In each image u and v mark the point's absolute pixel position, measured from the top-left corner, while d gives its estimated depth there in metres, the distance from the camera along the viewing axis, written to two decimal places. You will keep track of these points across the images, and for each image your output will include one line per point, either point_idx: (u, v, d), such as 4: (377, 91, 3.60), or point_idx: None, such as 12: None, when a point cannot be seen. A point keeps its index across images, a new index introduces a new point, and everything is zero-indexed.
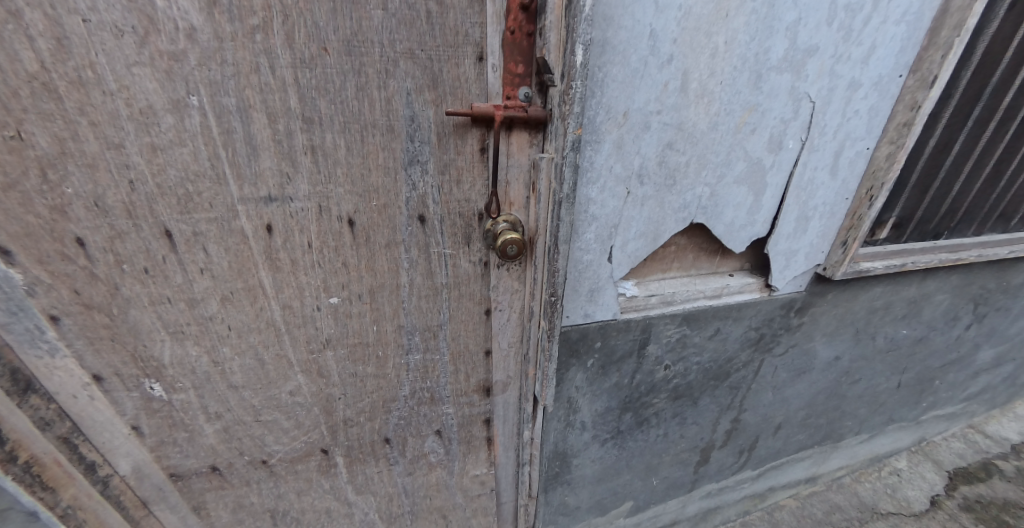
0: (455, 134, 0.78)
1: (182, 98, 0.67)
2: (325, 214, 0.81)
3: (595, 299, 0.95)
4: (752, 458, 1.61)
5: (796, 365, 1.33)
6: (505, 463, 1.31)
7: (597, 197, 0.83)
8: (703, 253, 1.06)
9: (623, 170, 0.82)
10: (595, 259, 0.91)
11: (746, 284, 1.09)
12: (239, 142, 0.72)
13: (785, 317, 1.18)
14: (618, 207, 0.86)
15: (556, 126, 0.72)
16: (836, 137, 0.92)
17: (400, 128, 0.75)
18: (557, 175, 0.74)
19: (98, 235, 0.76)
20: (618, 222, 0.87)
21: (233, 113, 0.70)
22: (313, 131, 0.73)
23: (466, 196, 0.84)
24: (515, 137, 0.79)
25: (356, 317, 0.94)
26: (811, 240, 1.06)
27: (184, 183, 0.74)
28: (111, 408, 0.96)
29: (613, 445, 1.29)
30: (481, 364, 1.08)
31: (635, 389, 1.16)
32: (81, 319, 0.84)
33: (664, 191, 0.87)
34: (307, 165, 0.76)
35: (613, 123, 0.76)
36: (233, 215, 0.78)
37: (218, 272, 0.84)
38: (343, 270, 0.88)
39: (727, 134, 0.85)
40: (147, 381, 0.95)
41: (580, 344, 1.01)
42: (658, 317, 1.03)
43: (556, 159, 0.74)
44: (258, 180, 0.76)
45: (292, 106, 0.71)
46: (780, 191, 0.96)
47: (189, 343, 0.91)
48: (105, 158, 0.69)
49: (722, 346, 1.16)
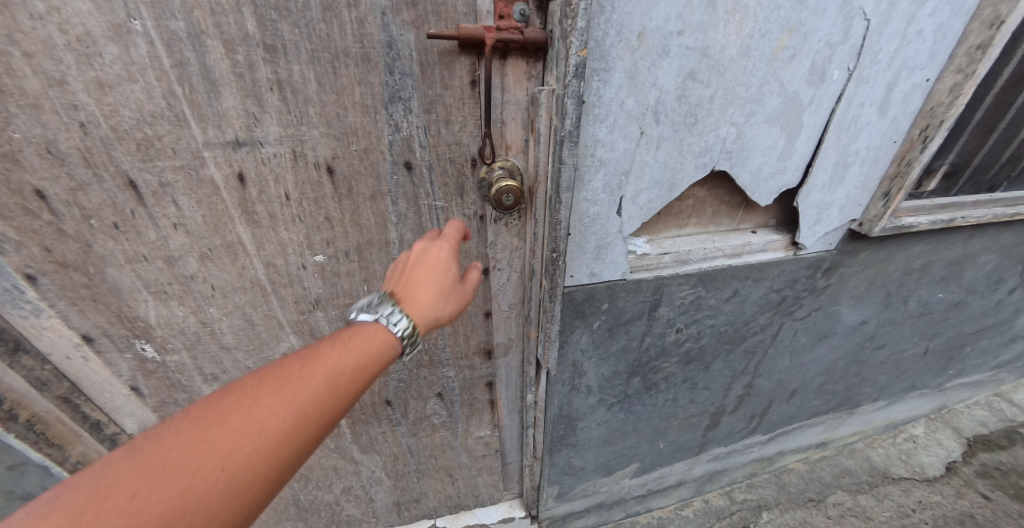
0: (441, 63, 0.67)
1: (123, 22, 0.59)
2: (301, 161, 0.73)
3: (602, 256, 0.87)
4: (763, 423, 1.56)
5: (819, 329, 1.24)
6: (510, 424, 1.29)
7: (605, 138, 0.72)
8: (724, 206, 0.96)
9: (636, 106, 0.70)
10: (602, 211, 0.82)
11: (771, 241, 0.98)
12: (195, 76, 0.64)
13: (811, 278, 1.08)
14: (629, 150, 0.75)
15: (558, 48, 0.61)
16: (891, 65, 0.78)
17: (377, 58, 0.65)
18: (558, 109, 0.64)
19: (58, 186, 0.70)
20: (630, 168, 0.77)
21: (184, 40, 0.61)
22: (277, 61, 0.64)
23: (457, 139, 0.75)
24: (510, 67, 0.69)
25: (345, 276, 0.88)
26: (851, 191, 0.94)
27: (142, 126, 0.67)
28: (106, 369, 0.94)
29: (619, 409, 1.24)
30: (480, 326, 1.02)
31: (644, 353, 1.09)
32: (59, 279, 0.80)
33: (684, 132, 0.76)
34: (275, 103, 0.67)
35: (627, 46, 0.65)
36: (200, 162, 0.71)
37: (193, 227, 0.78)
38: (326, 224, 0.81)
39: (761, 62, 0.72)
40: (138, 341, 0.91)
41: (586, 305, 0.94)
42: (671, 276, 0.94)
43: (557, 88, 0.63)
44: (222, 121, 0.68)
45: (249, 31, 0.61)
46: (819, 132, 0.83)
47: (174, 303, 0.87)
48: (48, 96, 0.62)
49: (740, 308, 1.07)
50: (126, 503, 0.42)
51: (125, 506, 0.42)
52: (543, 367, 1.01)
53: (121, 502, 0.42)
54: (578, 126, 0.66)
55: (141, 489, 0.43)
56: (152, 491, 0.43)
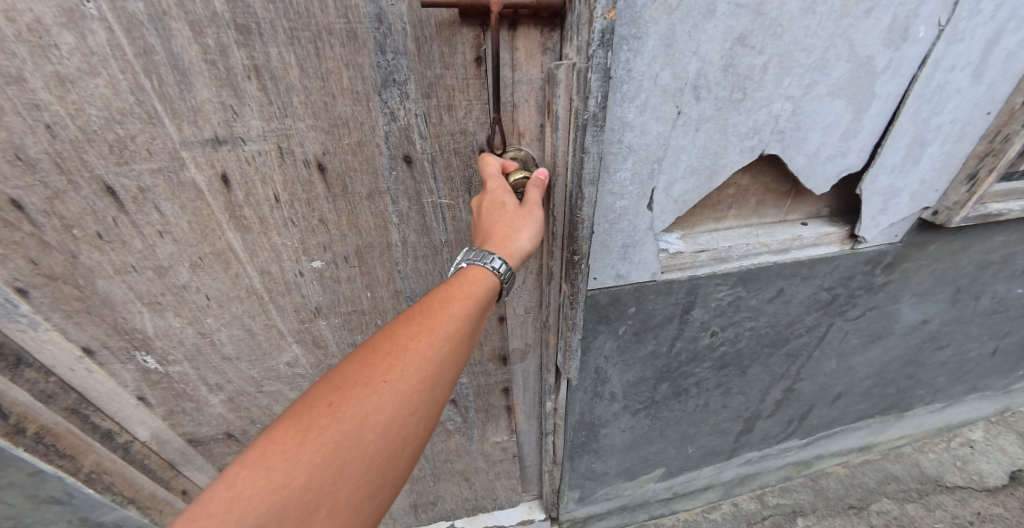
0: (439, 38, 0.58)
1: (75, 5, 0.50)
2: (288, 158, 0.65)
3: (629, 256, 0.77)
4: (802, 427, 1.43)
5: (872, 330, 1.10)
6: (527, 430, 1.21)
7: (635, 120, 0.62)
8: (770, 195, 0.83)
9: (672, 80, 0.59)
10: (630, 205, 0.71)
11: (824, 234, 0.86)
12: (163, 66, 0.56)
13: (868, 274, 0.95)
14: (662, 134, 0.64)
15: (579, 11, 0.51)
16: (993, 16, 0.64)
17: (366, 35, 0.56)
18: (580, 87, 0.53)
19: (33, 194, 0.64)
20: (663, 154, 0.66)
21: (145, 23, 0.53)
22: (252, 44, 0.55)
23: (461, 127, 0.66)
24: (521, 39, 0.58)
25: (345, 281, 0.83)
26: (926, 173, 0.80)
27: (112, 125, 0.60)
28: (111, 381, 0.90)
29: (645, 415, 1.15)
30: (494, 330, 0.94)
31: (674, 357, 0.99)
32: (50, 291, 0.74)
33: (728, 109, 0.64)
34: (254, 93, 0.59)
35: (663, 6, 0.53)
36: (179, 163, 0.65)
37: (180, 235, 0.72)
38: (321, 227, 0.74)
39: (829, 19, 0.59)
40: (138, 353, 0.87)
41: (610, 309, 0.84)
42: (707, 277, 0.83)
43: (579, 60, 0.52)
44: (198, 117, 0.60)
45: (217, 9, 0.52)
46: (892, 104, 0.70)
47: (170, 314, 0.82)
48: (6, 96, 0.55)
49: (784, 308, 0.95)
50: (329, 408, 0.51)
51: (327, 412, 0.51)
52: (563, 376, 0.93)
53: (325, 407, 0.51)
54: (603, 106, 0.55)
55: (334, 398, 0.52)
56: (342, 399, 0.51)
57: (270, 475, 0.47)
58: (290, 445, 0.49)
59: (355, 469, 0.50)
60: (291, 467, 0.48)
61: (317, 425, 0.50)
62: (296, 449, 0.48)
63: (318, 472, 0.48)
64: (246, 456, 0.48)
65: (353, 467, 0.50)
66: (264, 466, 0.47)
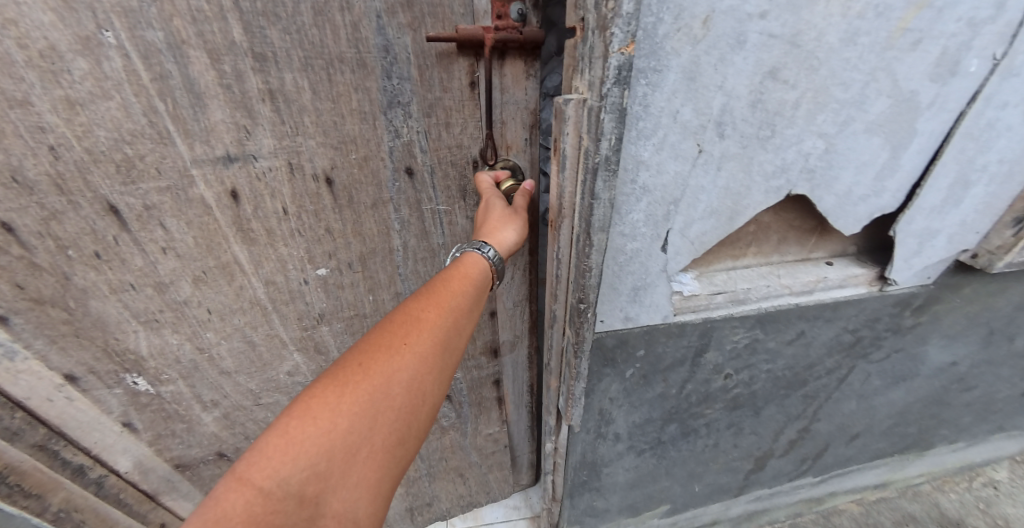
0: (439, 66, 0.63)
1: (92, 34, 0.52)
2: (298, 174, 0.67)
3: (639, 298, 0.75)
4: (816, 465, 1.38)
5: (897, 372, 1.06)
6: (518, 419, 1.25)
7: (651, 158, 0.61)
8: (793, 233, 0.82)
9: (694, 115, 0.59)
10: (643, 247, 0.69)
11: (851, 275, 0.84)
12: (177, 89, 0.57)
13: (896, 316, 0.92)
14: (681, 172, 0.63)
15: (591, 43, 0.50)
16: None
17: (373, 62, 0.61)
18: (592, 126, 0.52)
19: (27, 216, 0.62)
20: (681, 195, 0.65)
21: (163, 52, 0.54)
22: (267, 70, 0.58)
23: (457, 141, 0.71)
24: (509, 67, 0.65)
25: (348, 288, 0.82)
26: (967, 215, 0.79)
27: (120, 145, 0.59)
28: (93, 410, 0.84)
29: (651, 454, 1.10)
30: (486, 325, 1.00)
31: (684, 399, 0.96)
32: (35, 317, 0.71)
33: (755, 146, 0.63)
34: (266, 114, 0.61)
35: (686, 37, 0.53)
36: (188, 181, 0.65)
37: (184, 250, 0.71)
38: (327, 237, 0.75)
39: (872, 50, 0.58)
40: (128, 375, 0.83)
41: (618, 351, 0.81)
42: (723, 320, 0.81)
43: (591, 99, 0.51)
44: (210, 137, 0.61)
45: (236, 39, 0.55)
46: (937, 140, 0.69)
47: (167, 332, 0.80)
48: (9, 118, 0.54)
49: (804, 350, 0.93)
50: (360, 367, 0.54)
51: (360, 370, 0.54)
52: (565, 422, 0.89)
53: (357, 365, 0.54)
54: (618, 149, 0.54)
55: (364, 358, 0.55)
56: (371, 359, 0.55)
57: (315, 424, 0.50)
58: (330, 398, 0.52)
59: (388, 418, 0.54)
60: (334, 415, 0.51)
61: (351, 381, 0.53)
62: (336, 401, 0.52)
63: (357, 419, 0.52)
64: (290, 408, 0.51)
65: (386, 416, 0.53)
66: (310, 415, 0.51)
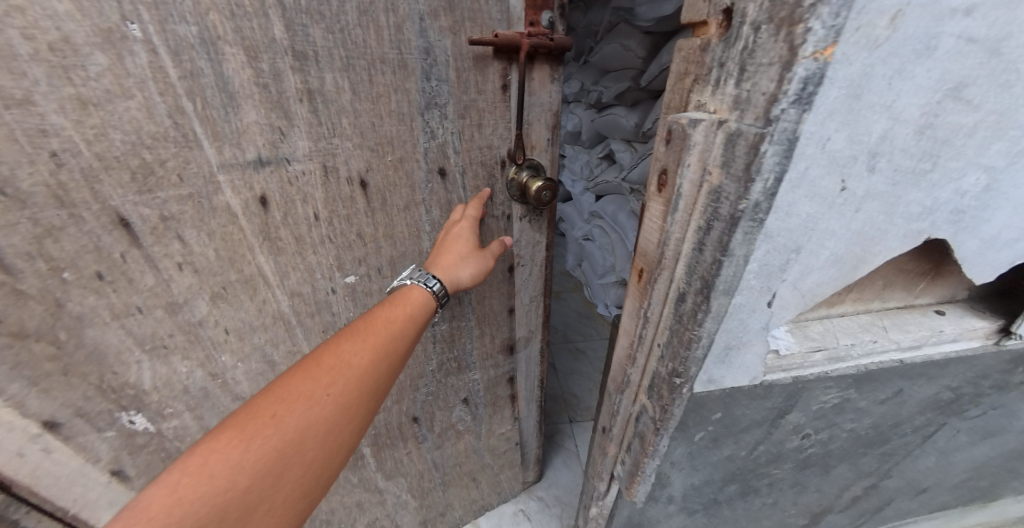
0: (474, 69, 0.69)
1: (117, 26, 0.49)
2: (332, 177, 0.69)
3: (729, 359, 0.63)
4: (873, 518, 1.23)
5: (988, 428, 0.94)
6: (529, 415, 1.31)
7: (780, 198, 0.47)
8: (902, 276, 0.70)
9: (846, 144, 0.45)
10: (746, 302, 0.57)
11: (968, 329, 0.73)
12: (209, 88, 0.56)
13: (1005, 373, 0.81)
14: (811, 215, 0.50)
15: (758, 78, 0.43)
16: None
17: (413, 63, 0.65)
18: (743, 170, 0.45)
19: (15, 235, 0.53)
20: (804, 242, 0.52)
21: (196, 47, 0.53)
22: (307, 70, 0.59)
23: (488, 142, 0.77)
24: (537, 71, 0.72)
25: (376, 294, 0.83)
26: None
27: (138, 150, 0.55)
28: (76, 461, 0.69)
29: (703, 514, 0.99)
30: (504, 322, 1.05)
31: (752, 460, 0.84)
32: (13, 356, 0.58)
33: (905, 183, 0.50)
34: (303, 114, 0.62)
35: (864, 39, 0.39)
36: (214, 188, 0.62)
37: (203, 264, 0.67)
38: (358, 241, 0.76)
39: None
40: (125, 413, 0.71)
41: (691, 415, 0.69)
42: (816, 380, 0.70)
43: (751, 129, 0.43)
44: (242, 138, 0.60)
45: (276, 36, 0.56)
46: None
47: (176, 359, 0.72)
48: (7, 122, 0.48)
49: (896, 409, 0.82)
50: (273, 418, 0.52)
51: (271, 422, 0.52)
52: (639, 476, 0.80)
53: (269, 416, 0.52)
54: (772, 195, 0.45)
55: (277, 409, 0.53)
56: (286, 409, 0.53)
57: (212, 481, 0.47)
58: (233, 452, 0.49)
59: (296, 472, 0.52)
60: (234, 472, 0.48)
61: (260, 434, 0.51)
62: (240, 456, 0.49)
63: (261, 475, 0.49)
64: (184, 463, 0.48)
65: (292, 471, 0.51)
66: (206, 472, 0.47)
